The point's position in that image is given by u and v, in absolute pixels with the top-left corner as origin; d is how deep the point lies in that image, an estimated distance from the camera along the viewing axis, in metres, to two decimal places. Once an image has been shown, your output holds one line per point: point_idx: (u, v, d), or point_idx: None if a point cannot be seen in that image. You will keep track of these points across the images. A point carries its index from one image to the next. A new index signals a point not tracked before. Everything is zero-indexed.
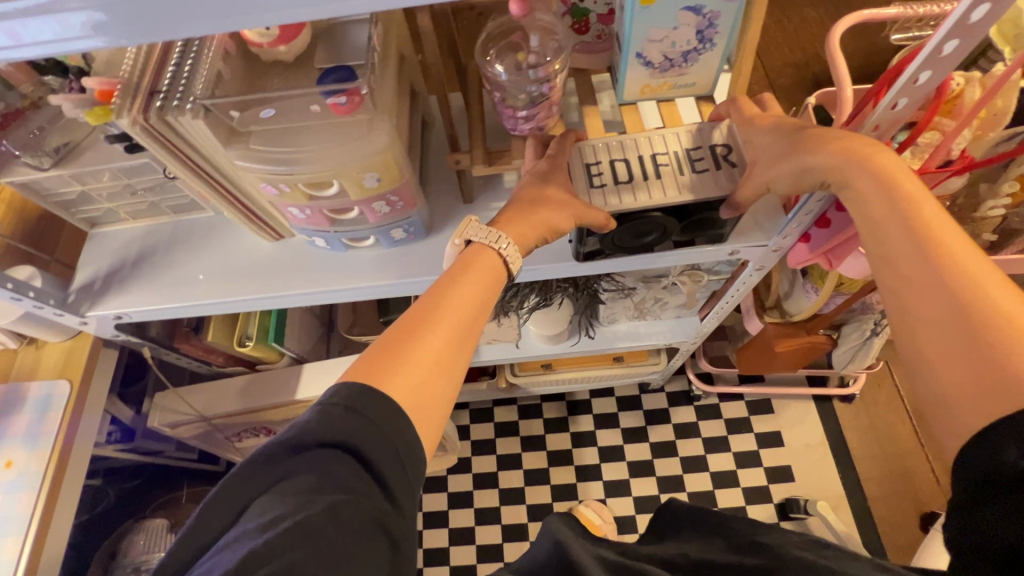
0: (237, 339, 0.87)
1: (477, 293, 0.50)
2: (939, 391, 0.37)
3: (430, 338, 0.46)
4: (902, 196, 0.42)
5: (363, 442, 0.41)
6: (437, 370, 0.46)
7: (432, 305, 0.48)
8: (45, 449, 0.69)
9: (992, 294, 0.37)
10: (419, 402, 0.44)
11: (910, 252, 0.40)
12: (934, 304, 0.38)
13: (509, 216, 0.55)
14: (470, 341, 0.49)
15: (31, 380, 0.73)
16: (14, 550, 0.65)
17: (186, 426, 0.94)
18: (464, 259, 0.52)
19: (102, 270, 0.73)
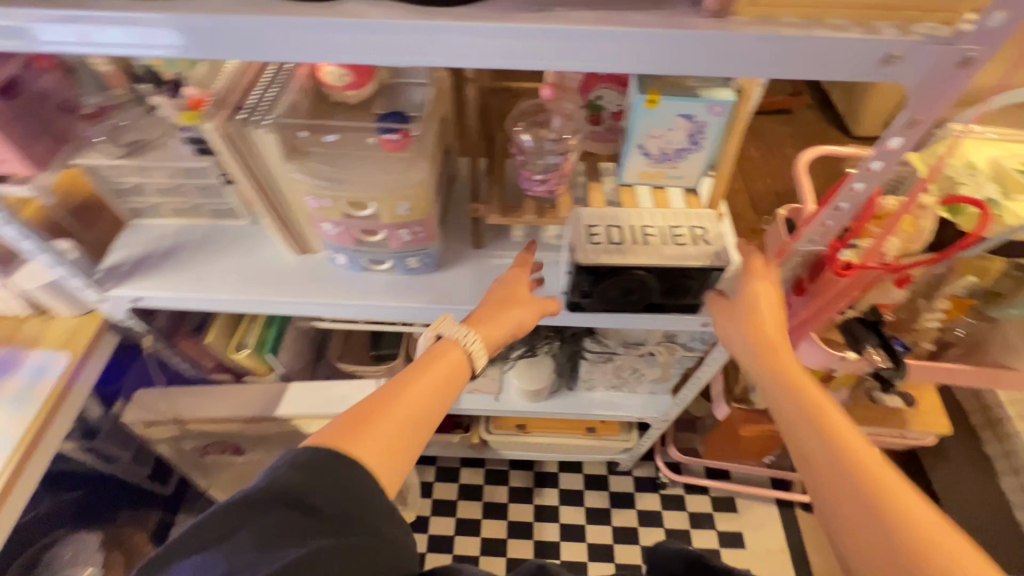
0: (233, 346, 0.91)
1: (440, 373, 0.56)
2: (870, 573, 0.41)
3: (397, 408, 0.51)
4: (803, 389, 0.52)
5: (310, 492, 0.43)
6: (398, 438, 0.49)
7: (402, 391, 0.53)
8: (27, 414, 0.70)
9: (891, 480, 0.43)
10: (381, 466, 0.47)
11: (814, 432, 0.48)
12: (842, 481, 0.44)
13: (487, 305, 0.65)
14: (431, 413, 0.53)
15: (32, 348, 0.76)
16: None
17: (155, 430, 0.94)
18: (434, 346, 0.59)
19: (132, 257, 0.78)
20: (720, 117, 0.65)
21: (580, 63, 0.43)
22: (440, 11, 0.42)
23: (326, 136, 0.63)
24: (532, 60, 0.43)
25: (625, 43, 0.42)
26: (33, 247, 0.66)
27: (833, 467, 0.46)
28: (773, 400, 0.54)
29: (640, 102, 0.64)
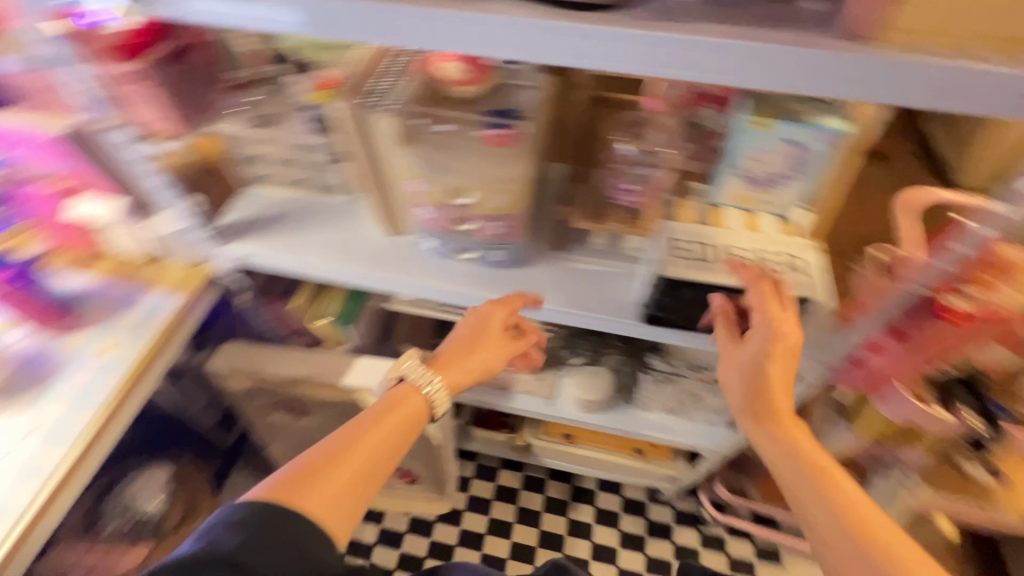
0: (315, 314, 0.97)
1: (397, 424, 0.67)
2: None
3: (353, 458, 0.61)
4: (800, 453, 0.63)
5: (249, 557, 0.49)
6: (349, 490, 0.59)
7: (356, 437, 0.63)
8: (140, 345, 0.78)
9: (875, 532, 0.55)
10: (330, 513, 0.56)
11: (816, 497, 0.59)
12: (850, 542, 0.55)
13: (461, 347, 0.75)
14: (385, 463, 0.63)
15: (150, 288, 0.84)
16: (84, 421, 0.70)
17: (235, 378, 1.03)
18: (395, 393, 0.70)
19: (245, 218, 0.86)
20: (837, 150, 0.61)
21: (711, 73, 0.44)
22: (575, 14, 0.44)
23: (439, 124, 0.62)
24: (665, 65, 0.44)
25: (765, 56, 0.42)
26: (168, 189, 0.75)
27: (838, 529, 0.56)
28: (779, 465, 0.64)
29: (744, 123, 0.61)
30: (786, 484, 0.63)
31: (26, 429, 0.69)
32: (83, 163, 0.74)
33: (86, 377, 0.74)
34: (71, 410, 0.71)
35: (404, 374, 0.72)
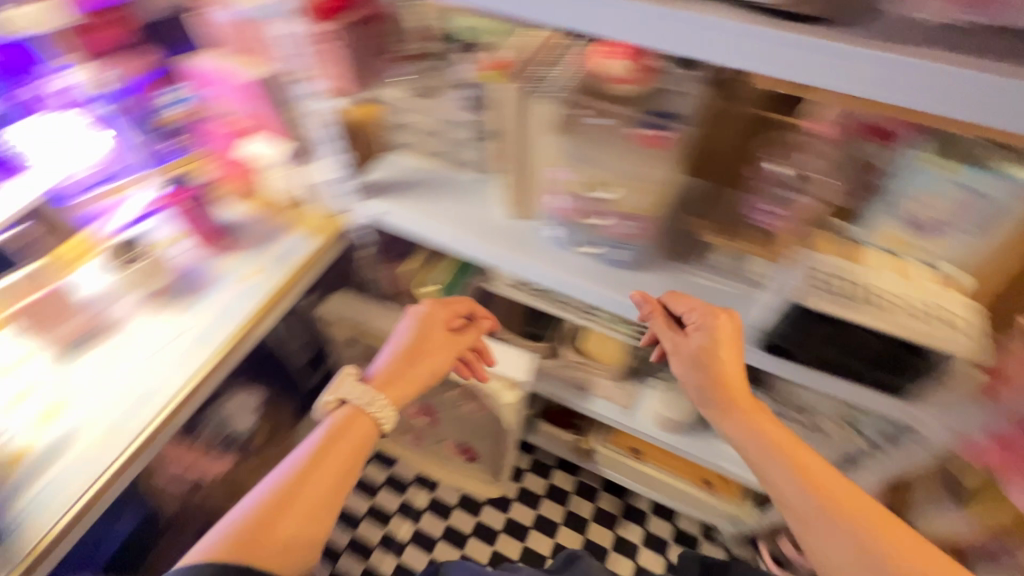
0: (421, 281, 1.01)
1: (350, 451, 0.69)
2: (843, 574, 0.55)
3: (308, 494, 0.64)
4: (763, 433, 0.66)
5: None
6: (310, 522, 0.62)
7: (294, 478, 0.65)
8: (279, 276, 0.87)
9: (841, 497, 0.59)
10: (293, 548, 0.60)
11: (782, 475, 0.62)
12: (827, 519, 0.58)
13: (406, 353, 0.80)
14: (341, 489, 0.67)
15: (291, 229, 0.93)
16: (225, 333, 0.79)
17: (339, 325, 1.11)
18: (343, 421, 0.71)
19: (385, 178, 0.92)
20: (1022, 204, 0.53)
21: (882, 94, 0.41)
22: (764, 18, 0.42)
23: (602, 117, 0.65)
24: (838, 82, 0.41)
25: (924, 76, 0.38)
26: (336, 142, 0.83)
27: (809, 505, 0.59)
28: (749, 452, 0.66)
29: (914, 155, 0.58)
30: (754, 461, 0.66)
31: (182, 327, 0.80)
32: (264, 108, 0.86)
33: (232, 297, 0.84)
34: (218, 322, 0.81)
35: (343, 398, 0.73)
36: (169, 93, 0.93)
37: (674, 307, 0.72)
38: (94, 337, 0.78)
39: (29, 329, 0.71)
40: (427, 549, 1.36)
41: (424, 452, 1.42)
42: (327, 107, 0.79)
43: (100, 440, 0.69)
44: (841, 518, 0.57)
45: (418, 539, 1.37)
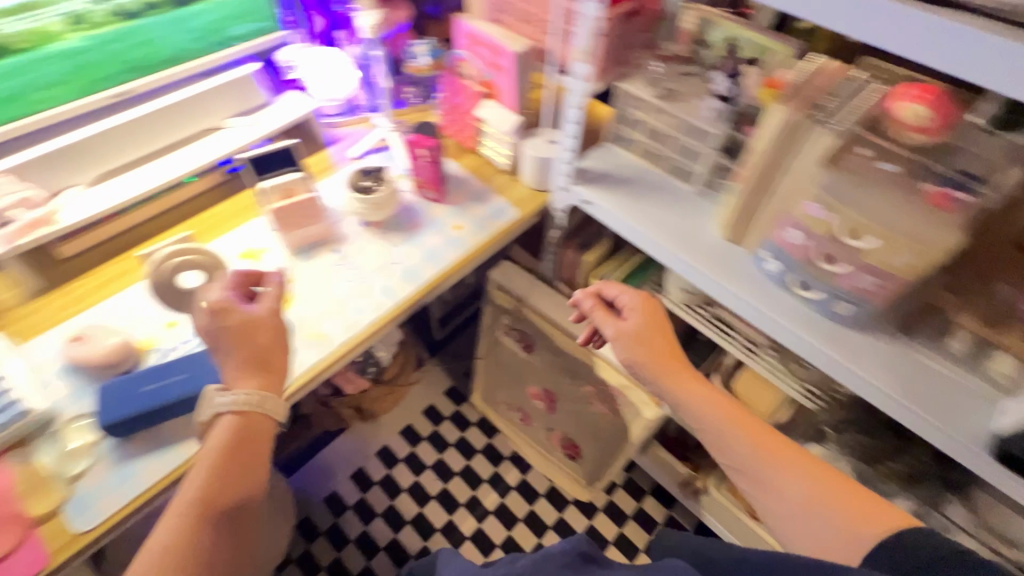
0: (596, 274, 1.03)
1: (245, 452, 0.58)
2: (819, 526, 0.58)
3: (206, 502, 0.54)
4: (705, 399, 0.70)
5: None
6: (215, 527, 0.53)
7: (184, 524, 0.52)
8: (481, 235, 0.90)
9: (790, 453, 0.64)
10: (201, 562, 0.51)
11: (736, 434, 0.66)
12: (768, 470, 0.63)
13: (224, 354, 0.62)
14: (249, 481, 0.57)
15: (496, 196, 0.96)
16: (427, 274, 0.85)
17: (500, 293, 1.15)
18: (234, 433, 0.58)
19: (599, 168, 0.93)
20: None
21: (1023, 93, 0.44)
22: None
23: (886, 162, 0.63)
24: (895, 38, 0.48)
25: None
26: (575, 137, 0.83)
27: (760, 460, 0.64)
28: (701, 425, 0.69)
29: None
30: (703, 430, 0.70)
31: (391, 258, 0.87)
32: (506, 78, 0.91)
33: (437, 242, 0.89)
34: (420, 263, 0.86)
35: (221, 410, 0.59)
36: (410, 49, 1.03)
37: (609, 293, 0.81)
38: (320, 246, 0.88)
39: (281, 226, 0.84)
40: (507, 525, 1.39)
41: (527, 433, 1.45)
42: (575, 105, 0.79)
43: (316, 334, 0.78)
44: (779, 469, 0.63)
45: (499, 512, 1.41)
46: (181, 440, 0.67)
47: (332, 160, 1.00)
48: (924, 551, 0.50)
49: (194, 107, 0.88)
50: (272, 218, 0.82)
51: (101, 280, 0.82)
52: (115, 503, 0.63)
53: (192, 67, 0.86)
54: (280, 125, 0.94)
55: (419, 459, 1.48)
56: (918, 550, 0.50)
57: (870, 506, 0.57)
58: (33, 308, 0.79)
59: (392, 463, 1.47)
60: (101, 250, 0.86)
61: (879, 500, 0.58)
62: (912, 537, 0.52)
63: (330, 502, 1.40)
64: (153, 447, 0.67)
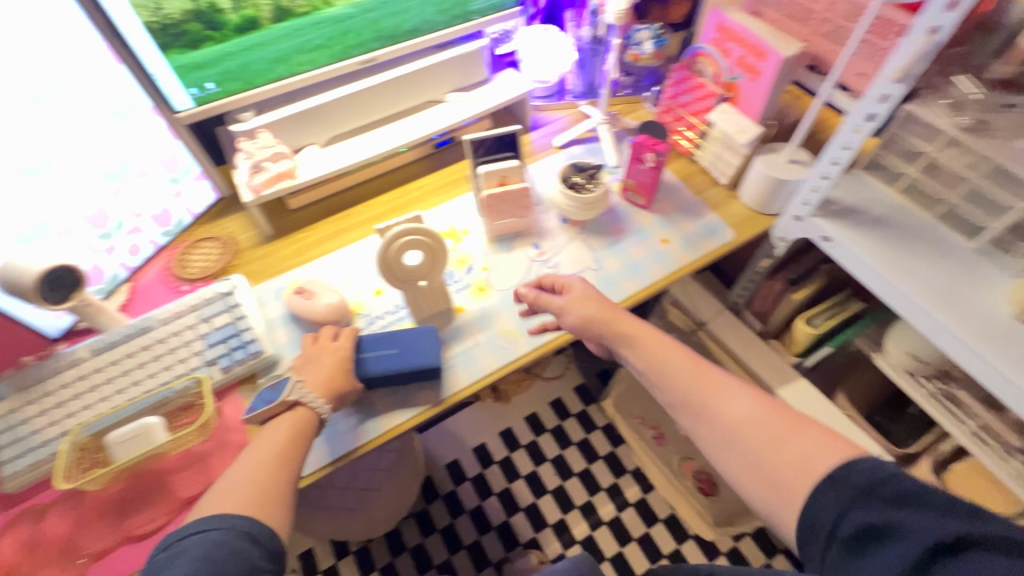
0: (805, 317, 0.91)
1: (291, 428, 0.62)
2: (764, 460, 0.54)
3: (265, 451, 0.59)
4: (649, 341, 0.67)
5: (228, 528, 0.52)
6: (277, 468, 0.58)
7: (261, 464, 0.58)
8: (692, 254, 0.82)
9: (729, 389, 0.60)
10: (259, 497, 0.55)
11: (675, 369, 0.63)
12: (711, 405, 0.59)
13: (325, 355, 0.68)
14: (299, 448, 0.61)
15: (709, 211, 0.86)
16: (628, 287, 0.79)
17: (676, 312, 1.08)
18: (284, 414, 0.63)
19: (848, 200, 0.79)
20: None
21: None
22: None
23: None
24: None
25: None
26: (838, 167, 0.69)
27: (701, 398, 0.60)
28: (644, 367, 0.66)
29: None
30: (647, 370, 0.65)
31: (590, 263, 0.82)
32: (755, 84, 0.80)
33: (641, 253, 0.82)
34: (622, 273, 0.80)
35: (297, 403, 0.63)
36: (633, 33, 0.94)
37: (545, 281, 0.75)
38: (520, 237, 0.85)
39: (487, 214, 0.82)
40: (620, 541, 1.35)
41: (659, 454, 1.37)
42: (850, 128, 0.65)
43: (508, 331, 0.76)
44: (717, 400, 0.59)
45: (613, 525, 1.37)
46: (384, 413, 0.70)
47: (535, 145, 0.97)
48: (863, 478, 0.47)
49: (424, 78, 0.89)
50: (484, 204, 0.80)
51: (321, 236, 0.87)
52: (320, 459, 0.67)
53: (430, 38, 0.86)
54: (499, 103, 0.92)
55: (541, 450, 1.47)
56: (858, 485, 0.47)
57: (811, 435, 0.53)
58: (265, 253, 0.86)
59: (514, 447, 1.47)
60: (321, 206, 0.91)
61: (819, 429, 0.54)
62: (853, 468, 0.48)
63: (452, 469, 1.45)
64: (358, 411, 0.70)
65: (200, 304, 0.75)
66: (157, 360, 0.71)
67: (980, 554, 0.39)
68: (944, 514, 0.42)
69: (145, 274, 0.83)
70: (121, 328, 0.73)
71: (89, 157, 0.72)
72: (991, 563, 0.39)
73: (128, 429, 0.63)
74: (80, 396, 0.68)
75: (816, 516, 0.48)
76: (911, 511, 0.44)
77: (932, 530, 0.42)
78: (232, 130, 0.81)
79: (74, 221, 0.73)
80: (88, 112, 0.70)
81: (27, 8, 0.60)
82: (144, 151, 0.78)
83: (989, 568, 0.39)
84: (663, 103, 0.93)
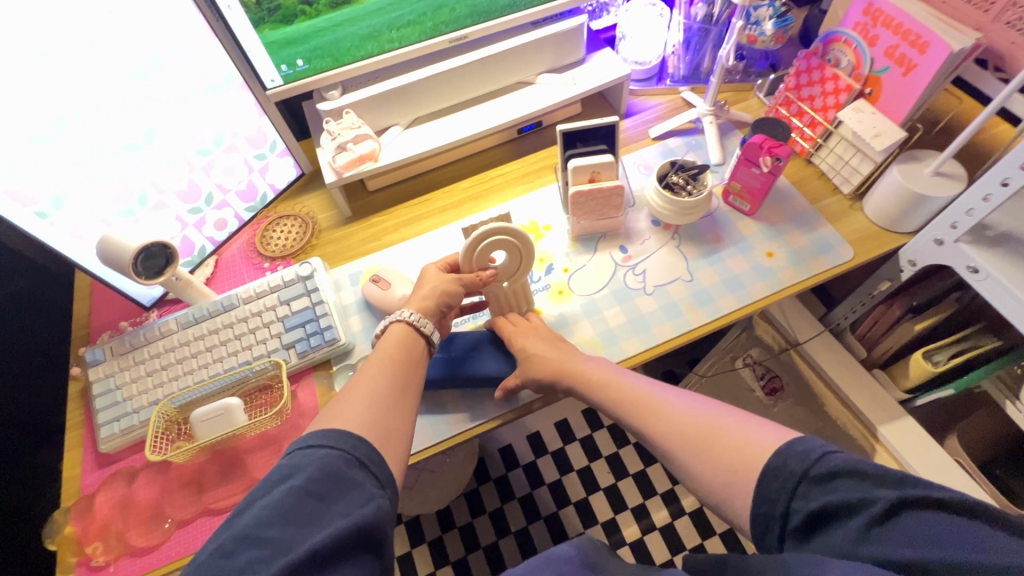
0: (926, 352, 0.80)
1: (396, 347, 0.57)
2: (710, 476, 0.49)
3: (371, 371, 0.54)
4: (585, 369, 0.62)
5: (348, 451, 0.45)
6: (387, 386, 0.52)
7: (373, 382, 0.52)
8: (801, 273, 0.72)
9: (664, 407, 0.55)
10: (374, 415, 0.49)
11: (611, 400, 0.59)
12: (653, 433, 0.55)
13: None
14: (405, 366, 0.55)
15: (826, 223, 0.76)
16: (724, 305, 0.71)
17: (766, 327, 0.99)
18: (386, 333, 0.58)
19: (1006, 226, 0.66)
20: None
21: None
22: None
23: None
24: None
25: None
26: (1009, 189, 0.58)
27: (642, 426, 0.56)
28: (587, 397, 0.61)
29: None
30: (591, 400, 0.61)
31: (682, 273, 0.75)
32: (903, 84, 0.70)
33: (742, 267, 0.74)
34: (718, 288, 0.73)
35: (391, 322, 0.59)
36: (753, 11, 0.83)
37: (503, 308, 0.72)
38: (604, 238, 0.79)
39: (574, 212, 0.76)
40: (671, 549, 1.30)
41: None
42: None
43: (587, 343, 0.70)
44: (654, 422, 0.55)
45: (665, 531, 1.32)
46: (455, 416, 0.67)
47: (627, 134, 0.89)
48: (796, 462, 0.45)
49: (516, 58, 0.83)
50: (571, 202, 0.74)
51: (397, 221, 0.85)
52: None
53: (526, 14, 0.80)
54: (596, 86, 0.85)
55: (596, 446, 1.43)
56: (796, 471, 0.44)
57: (740, 425, 0.50)
58: (342, 235, 0.85)
59: (569, 440, 1.45)
60: (399, 189, 0.89)
61: (753, 418, 0.51)
62: (790, 453, 0.46)
63: (505, 454, 1.45)
64: (426, 410, 0.68)
65: (280, 286, 0.75)
66: (238, 339, 0.72)
67: (921, 518, 0.39)
68: (876, 483, 0.42)
69: (230, 248, 0.84)
70: (206, 304, 0.74)
71: (182, 132, 0.72)
72: (930, 524, 0.39)
73: (210, 409, 0.64)
74: (168, 368, 0.71)
75: (768, 509, 0.45)
76: (849, 482, 0.43)
77: (869, 501, 0.41)
78: (319, 108, 0.78)
79: (168, 195, 0.74)
80: (83, 114, 0.62)
81: (17, 6, 0.53)
82: (234, 126, 0.77)
83: (929, 529, 0.38)
84: (780, 94, 0.82)
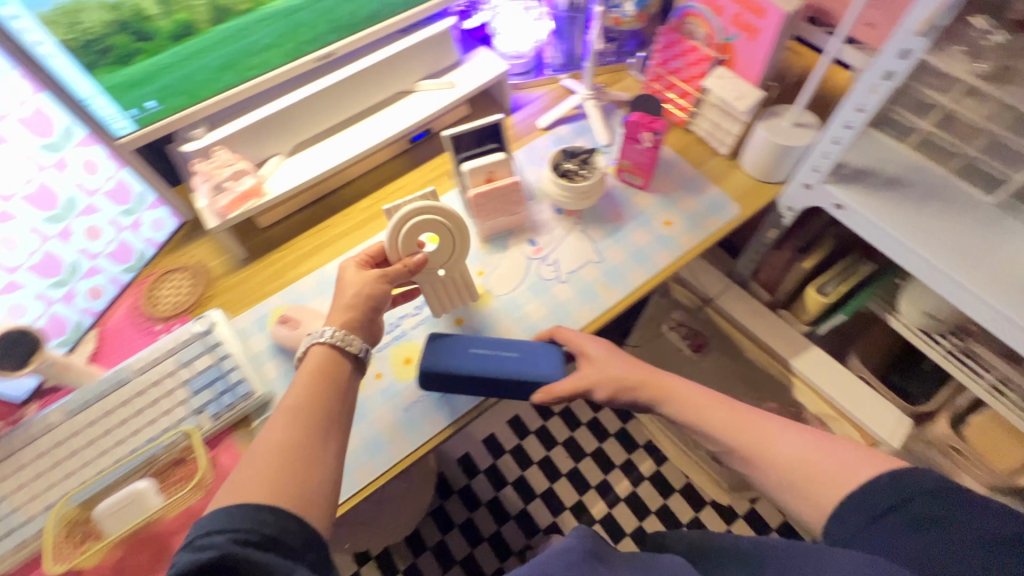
0: (818, 286, 0.88)
1: (308, 381, 0.53)
2: (823, 486, 0.50)
3: (279, 417, 0.50)
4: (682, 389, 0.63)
5: (254, 532, 0.41)
6: (294, 435, 0.49)
7: (281, 432, 0.48)
8: (697, 235, 0.77)
9: (770, 426, 0.57)
10: (280, 476, 0.46)
11: (713, 417, 0.60)
12: (757, 444, 0.56)
13: None
14: (313, 407, 0.51)
15: (711, 185, 0.81)
16: (635, 279, 0.74)
17: (680, 289, 1.05)
18: (310, 364, 0.55)
19: (858, 163, 0.74)
20: None
21: None
22: None
23: None
24: None
25: None
26: (852, 131, 0.64)
27: (746, 441, 0.57)
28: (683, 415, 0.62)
29: None
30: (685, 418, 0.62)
31: (591, 256, 0.77)
32: (752, 46, 0.75)
33: (645, 239, 0.77)
34: (627, 264, 0.75)
35: (311, 343, 0.56)
36: None
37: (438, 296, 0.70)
38: (513, 235, 0.80)
39: (477, 214, 0.75)
40: (637, 516, 1.35)
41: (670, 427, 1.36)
42: (867, 87, 0.60)
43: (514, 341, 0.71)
44: (765, 440, 0.56)
45: (629, 499, 1.37)
46: (393, 442, 0.65)
47: (517, 128, 0.89)
48: (929, 481, 0.45)
49: (390, 68, 0.81)
50: (473, 205, 0.74)
51: (298, 255, 0.80)
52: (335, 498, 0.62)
53: (392, 23, 0.78)
54: (478, 85, 0.84)
55: (551, 434, 1.45)
56: (924, 486, 0.45)
57: (852, 450, 0.51)
58: (240, 279, 0.79)
59: (525, 434, 1.46)
60: (295, 220, 0.84)
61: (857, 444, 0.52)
62: (914, 475, 0.46)
63: (464, 463, 1.43)
64: (363, 443, 0.65)
65: (178, 347, 0.69)
66: (140, 414, 0.65)
67: None
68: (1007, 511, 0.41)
69: (113, 317, 0.76)
70: (94, 384, 0.67)
71: (25, 198, 0.63)
72: None
73: (117, 499, 0.59)
74: (59, 465, 0.63)
75: (879, 504, 0.46)
76: (975, 501, 0.43)
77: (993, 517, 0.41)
78: (185, 150, 0.72)
79: (21, 273, 0.64)
80: None
81: None
82: (86, 182, 0.69)
83: None
84: (651, 70, 0.86)
